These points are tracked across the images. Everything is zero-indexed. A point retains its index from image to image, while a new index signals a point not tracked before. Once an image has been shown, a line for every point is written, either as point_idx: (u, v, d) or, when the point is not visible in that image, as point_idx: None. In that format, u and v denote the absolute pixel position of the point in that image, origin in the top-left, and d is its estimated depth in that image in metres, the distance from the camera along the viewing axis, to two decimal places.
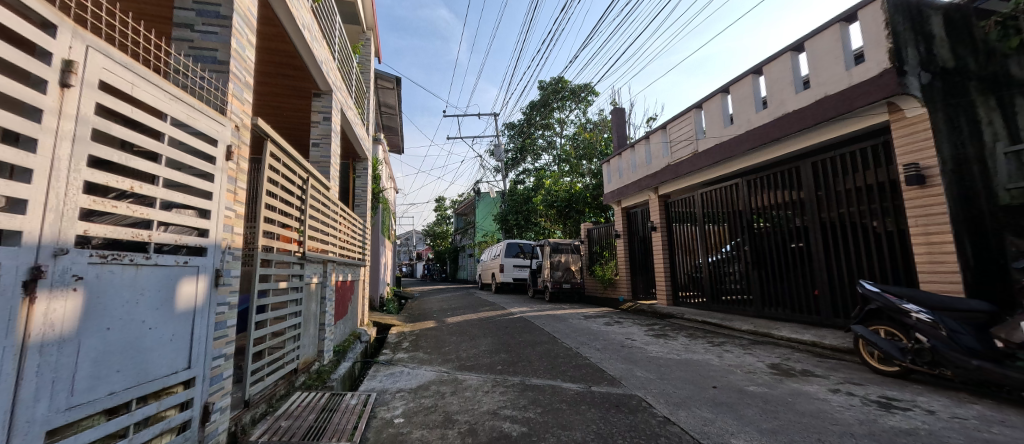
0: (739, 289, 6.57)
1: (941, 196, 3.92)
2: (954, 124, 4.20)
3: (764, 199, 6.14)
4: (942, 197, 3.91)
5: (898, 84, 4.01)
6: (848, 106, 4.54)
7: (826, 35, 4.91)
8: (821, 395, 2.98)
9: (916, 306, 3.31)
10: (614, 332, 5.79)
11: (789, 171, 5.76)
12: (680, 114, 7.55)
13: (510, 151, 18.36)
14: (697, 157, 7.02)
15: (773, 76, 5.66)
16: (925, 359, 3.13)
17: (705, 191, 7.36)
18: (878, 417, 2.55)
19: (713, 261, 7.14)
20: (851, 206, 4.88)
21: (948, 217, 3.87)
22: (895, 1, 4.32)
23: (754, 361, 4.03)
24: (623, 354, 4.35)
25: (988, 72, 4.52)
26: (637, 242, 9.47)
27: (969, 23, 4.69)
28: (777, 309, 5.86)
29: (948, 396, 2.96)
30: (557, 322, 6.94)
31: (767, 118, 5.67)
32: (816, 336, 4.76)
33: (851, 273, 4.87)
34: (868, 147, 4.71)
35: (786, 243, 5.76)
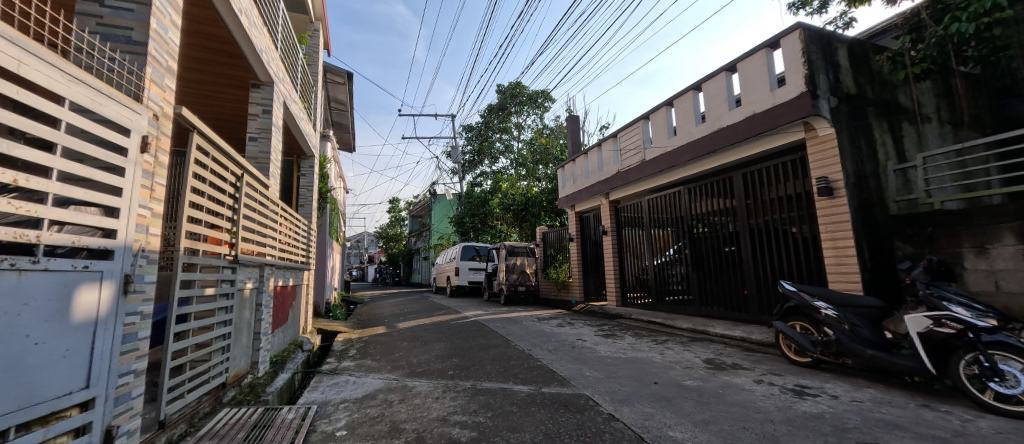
0: (681, 289, 7.02)
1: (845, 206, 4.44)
2: (857, 143, 4.79)
3: (702, 206, 6.62)
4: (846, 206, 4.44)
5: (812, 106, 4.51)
6: (773, 123, 5.03)
7: (755, 58, 5.41)
8: (747, 386, 3.25)
9: (824, 303, 3.72)
10: (566, 333, 5.93)
11: (724, 180, 6.25)
12: (630, 124, 7.95)
13: (468, 154, 18.25)
14: (645, 165, 7.42)
15: (711, 93, 6.14)
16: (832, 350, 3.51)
17: (652, 197, 7.80)
18: (794, 404, 2.83)
19: (658, 264, 7.56)
20: (774, 214, 5.40)
21: (850, 224, 4.40)
22: (810, 33, 4.86)
23: (692, 357, 4.31)
24: (574, 355, 4.47)
25: (882, 99, 5.22)
26: (590, 245, 9.80)
27: (868, 54, 5.36)
28: (713, 308, 6.32)
29: (849, 382, 3.36)
30: (511, 324, 6.98)
31: (705, 131, 6.13)
32: (745, 332, 5.19)
33: (774, 274, 5.38)
34: (789, 160, 5.25)
35: (721, 247, 6.25)
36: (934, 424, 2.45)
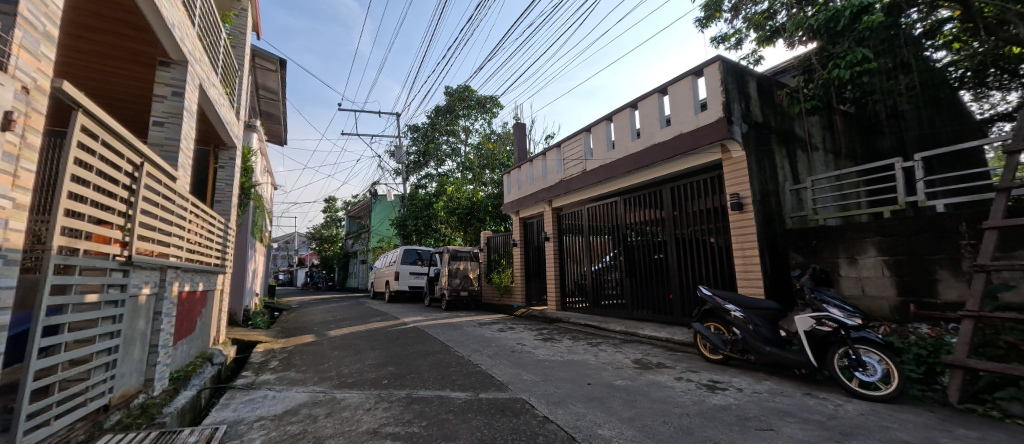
0: (615, 294, 7.42)
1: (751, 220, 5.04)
2: (763, 165, 5.46)
3: (636, 216, 7.08)
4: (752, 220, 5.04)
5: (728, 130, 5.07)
6: (696, 143, 5.55)
7: (683, 83, 5.94)
8: (669, 383, 3.52)
9: (734, 305, 4.15)
10: (506, 338, 5.97)
11: (655, 193, 6.76)
12: (573, 135, 8.30)
13: (413, 154, 17.74)
14: (585, 175, 7.79)
15: (645, 111, 6.62)
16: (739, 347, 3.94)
17: (591, 206, 8.19)
18: (706, 397, 3.13)
19: (596, 269, 7.93)
20: (696, 225, 5.94)
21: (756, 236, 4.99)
22: (728, 65, 5.46)
23: (622, 358, 4.57)
24: (513, 359, 4.51)
25: (784, 128, 6.03)
26: (532, 251, 9.99)
27: (774, 89, 6.17)
28: (643, 311, 6.77)
29: (752, 376, 3.79)
30: (452, 330, 6.86)
31: (639, 147, 6.60)
32: (670, 333, 5.62)
33: (695, 279, 5.90)
34: (709, 177, 5.83)
35: (651, 254, 6.72)
36: (815, 410, 2.84)
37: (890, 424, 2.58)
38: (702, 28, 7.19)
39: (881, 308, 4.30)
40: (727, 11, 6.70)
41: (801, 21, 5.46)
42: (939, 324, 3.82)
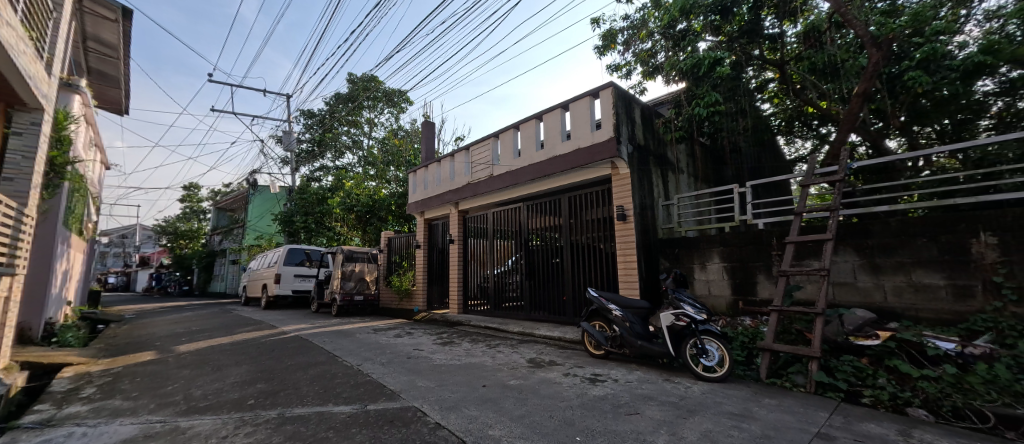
0: (515, 296, 7.68)
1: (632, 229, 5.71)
2: (643, 182, 6.25)
3: (537, 222, 7.44)
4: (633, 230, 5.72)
5: None
6: (591, 158, 6.10)
7: (582, 103, 6.48)
8: (557, 379, 3.76)
9: (615, 305, 4.61)
10: (404, 344, 5.69)
11: (554, 201, 7.20)
12: (481, 139, 8.38)
13: (306, 143, 15.95)
14: (492, 180, 7.94)
15: (549, 124, 7.03)
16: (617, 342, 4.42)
17: (495, 211, 8.35)
18: (588, 390, 3.43)
19: (498, 272, 8.10)
20: (589, 233, 6.49)
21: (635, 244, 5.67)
22: (619, 92, 6.15)
23: (518, 358, 4.74)
24: (408, 366, 4.32)
25: (660, 152, 7.02)
26: (436, 253, 9.77)
27: (654, 117, 7.15)
28: (540, 312, 7.12)
29: (626, 367, 4.28)
30: (342, 338, 6.29)
31: (542, 157, 6.99)
32: (562, 332, 6.02)
33: (585, 282, 6.43)
34: (600, 190, 6.44)
35: (548, 258, 7.10)
36: (672, 393, 3.33)
37: (723, 399, 3.16)
38: (600, 55, 7.95)
39: (721, 304, 5.26)
40: (620, 44, 7.53)
41: (675, 63, 6.54)
42: (758, 317, 4.83)
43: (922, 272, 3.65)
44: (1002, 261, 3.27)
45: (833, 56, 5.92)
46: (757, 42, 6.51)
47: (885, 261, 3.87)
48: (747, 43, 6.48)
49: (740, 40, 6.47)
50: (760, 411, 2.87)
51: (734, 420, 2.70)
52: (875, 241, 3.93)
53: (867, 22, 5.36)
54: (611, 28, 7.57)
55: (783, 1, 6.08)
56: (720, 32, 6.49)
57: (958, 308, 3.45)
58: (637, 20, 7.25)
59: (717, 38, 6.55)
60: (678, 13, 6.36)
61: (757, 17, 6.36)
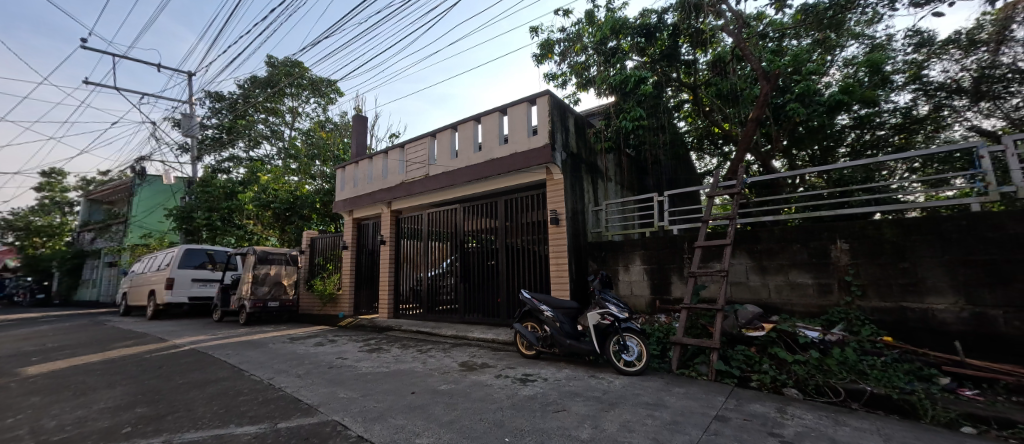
0: (449, 299, 7.55)
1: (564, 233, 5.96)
2: (575, 188, 6.55)
3: (473, 224, 7.41)
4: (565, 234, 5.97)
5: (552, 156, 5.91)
6: (528, 162, 6.24)
7: (520, 108, 6.60)
8: (489, 381, 3.77)
9: (546, 306, 4.75)
10: (325, 353, 5.29)
11: (490, 203, 7.23)
12: (417, 137, 8.14)
13: (212, 129, 14.12)
14: (428, 180, 7.74)
15: (487, 126, 7.06)
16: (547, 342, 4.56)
17: (430, 212, 8.17)
18: (518, 390, 3.48)
19: (432, 275, 7.91)
20: (523, 235, 6.62)
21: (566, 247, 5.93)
22: (555, 101, 6.39)
23: (450, 362, 4.66)
24: (329, 376, 4.02)
25: (592, 160, 7.42)
26: (365, 255, 9.25)
27: (586, 127, 7.55)
28: (474, 314, 7.08)
29: (555, 366, 4.43)
30: (251, 349, 5.65)
31: (480, 159, 6.99)
32: (495, 334, 6.06)
33: (518, 284, 6.55)
34: (535, 194, 6.61)
35: (484, 260, 7.09)
36: (596, 388, 3.53)
37: (640, 391, 3.42)
38: (537, 63, 8.17)
39: (641, 303, 5.69)
40: (556, 54, 7.84)
41: (606, 78, 6.98)
42: (671, 314, 5.31)
43: (796, 272, 4.30)
44: (851, 263, 3.98)
45: (735, 85, 6.74)
46: (675, 66, 7.15)
47: (770, 263, 4.49)
48: (667, 66, 7.12)
49: (660, 63, 7.06)
50: (671, 400, 3.16)
51: (649, 409, 2.93)
52: (763, 245, 4.54)
53: (760, 57, 6.23)
54: (548, 38, 7.84)
55: (697, 31, 6.76)
56: (644, 53, 7.04)
57: (822, 302, 4.13)
58: (572, 33, 7.66)
59: (641, 58, 7.08)
60: (609, 31, 6.96)
61: (675, 43, 6.97)
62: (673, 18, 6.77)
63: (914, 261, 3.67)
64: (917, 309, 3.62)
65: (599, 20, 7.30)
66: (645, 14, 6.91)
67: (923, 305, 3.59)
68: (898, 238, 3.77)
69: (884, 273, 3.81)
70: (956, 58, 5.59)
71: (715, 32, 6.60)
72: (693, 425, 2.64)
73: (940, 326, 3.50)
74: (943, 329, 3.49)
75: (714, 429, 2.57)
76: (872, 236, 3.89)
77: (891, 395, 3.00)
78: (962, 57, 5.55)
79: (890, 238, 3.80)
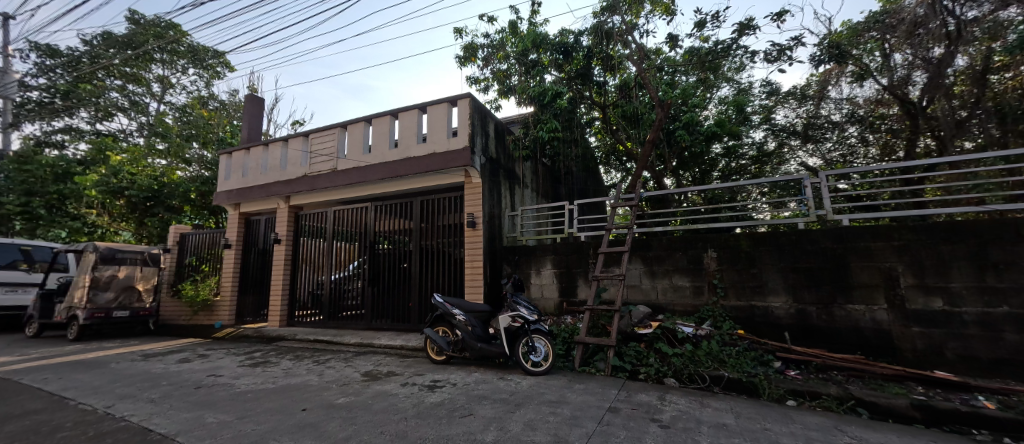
0: (355, 305, 7.00)
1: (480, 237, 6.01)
2: (493, 192, 6.64)
3: (385, 224, 7.01)
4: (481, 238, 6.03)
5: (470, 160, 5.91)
6: (446, 164, 6.13)
7: (440, 108, 6.48)
8: (393, 390, 3.59)
9: (459, 310, 4.68)
10: (193, 370, 4.47)
11: (405, 204, 6.94)
12: (325, 128, 7.45)
13: (38, 91, 11.08)
14: (335, 175, 7.12)
15: (404, 123, 6.77)
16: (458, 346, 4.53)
17: (337, 209, 7.54)
18: (425, 397, 3.38)
19: (336, 279, 7.26)
20: (438, 238, 6.47)
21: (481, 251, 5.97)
22: (476, 105, 6.41)
23: (351, 373, 4.31)
24: (195, 398, 3.41)
25: (510, 166, 7.59)
26: (253, 255, 8.13)
27: (506, 134, 7.72)
28: (382, 320, 6.69)
29: (465, 370, 4.41)
30: (84, 370, 4.53)
31: (395, 157, 6.67)
32: (404, 340, 5.80)
33: (432, 288, 6.37)
34: (453, 196, 6.52)
35: (396, 263, 6.75)
36: (503, 390, 3.59)
37: (544, 390, 3.58)
38: (460, 65, 8.12)
39: (550, 305, 5.97)
40: (479, 59, 7.90)
41: (526, 89, 7.29)
42: (576, 315, 5.67)
43: (678, 276, 4.93)
44: (717, 268, 4.71)
45: (637, 108, 7.50)
46: (589, 85, 7.60)
47: (658, 268, 5.08)
48: (581, 84, 7.54)
49: (576, 80, 7.48)
50: (572, 396, 3.36)
51: (552, 407, 3.08)
52: (653, 252, 5.12)
53: (658, 87, 7.01)
54: (472, 42, 7.86)
55: (607, 57, 7.26)
56: (562, 70, 7.45)
57: (696, 301, 4.80)
58: (495, 41, 7.82)
59: (559, 74, 7.48)
60: (530, 44, 7.28)
61: (589, 64, 7.40)
62: (588, 41, 7.29)
63: (760, 267, 4.47)
64: (761, 306, 4.42)
65: (521, 32, 7.57)
66: (563, 33, 7.34)
67: (765, 303, 4.40)
68: (750, 248, 4.56)
69: (739, 276, 4.57)
70: (793, 107, 7.04)
71: (622, 60, 7.16)
72: (589, 418, 2.83)
73: (776, 320, 4.33)
74: (777, 322, 4.32)
75: (607, 420, 2.79)
76: (732, 246, 4.65)
77: (742, 378, 3.62)
78: (797, 107, 6.98)
79: (745, 247, 4.58)
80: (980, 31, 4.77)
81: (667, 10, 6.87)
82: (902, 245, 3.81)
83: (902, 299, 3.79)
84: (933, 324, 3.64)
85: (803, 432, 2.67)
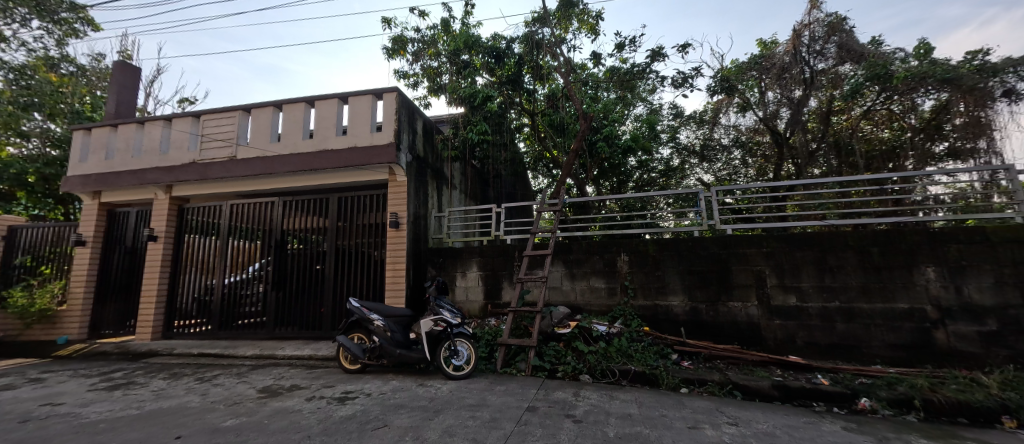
0: (253, 312, 6.22)
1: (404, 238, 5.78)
2: (419, 191, 6.42)
3: (294, 222, 6.36)
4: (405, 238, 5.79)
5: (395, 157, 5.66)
6: (368, 159, 5.77)
7: (364, 100, 6.10)
8: (296, 406, 3.25)
9: (377, 315, 4.43)
10: (20, 400, 3.55)
11: (320, 200, 6.39)
12: (222, 109, 6.53)
13: None
14: (234, 164, 6.28)
15: (321, 112, 6.23)
16: (375, 353, 4.28)
17: (236, 203, 6.66)
18: (333, 411, 3.12)
19: (230, 282, 6.38)
20: (356, 238, 6.06)
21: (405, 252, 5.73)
22: (403, 100, 6.15)
23: (245, 389, 3.81)
24: (21, 436, 2.71)
25: (438, 166, 7.43)
26: (120, 255, 6.80)
27: (435, 132, 7.52)
28: (287, 328, 6.04)
29: (382, 378, 4.18)
30: None
31: (309, 148, 6.10)
32: (313, 350, 5.30)
33: (349, 292, 5.94)
34: (375, 195, 6.16)
35: (306, 265, 6.16)
36: (422, 397, 3.47)
37: (464, 394, 3.54)
38: (388, 57, 7.75)
39: (474, 308, 5.94)
40: (409, 53, 7.63)
41: (456, 89, 7.24)
42: (500, 317, 5.71)
43: (595, 279, 5.26)
44: (629, 271, 5.12)
45: (564, 118, 7.72)
46: (519, 91, 7.67)
47: (577, 271, 5.36)
48: (511, 90, 7.65)
49: (506, 85, 7.56)
50: (492, 399, 3.37)
51: (471, 411, 3.06)
52: (574, 255, 5.40)
53: (583, 100, 7.39)
54: (401, 35, 7.56)
55: (537, 66, 7.45)
56: (493, 74, 7.51)
57: (610, 302, 5.16)
58: (427, 37, 7.68)
59: (490, 78, 7.53)
60: (462, 44, 7.31)
61: (520, 71, 7.53)
62: (519, 49, 7.46)
63: (663, 270, 4.97)
64: (663, 306, 4.90)
65: (454, 31, 7.54)
66: (495, 38, 7.43)
67: (666, 302, 4.90)
68: (656, 252, 5.03)
69: (646, 278, 5.03)
70: (694, 129, 8.02)
71: (551, 71, 7.41)
72: (507, 419, 2.87)
73: (674, 317, 4.84)
74: (676, 319, 4.83)
75: (524, 420, 2.85)
76: (641, 250, 5.09)
77: (646, 371, 3.98)
78: (696, 129, 7.97)
79: (652, 252, 5.04)
80: (825, 81, 5.94)
81: (592, 29, 7.34)
82: (769, 251, 4.54)
83: (768, 297, 4.50)
84: (790, 317, 4.39)
85: (693, 415, 3.01)
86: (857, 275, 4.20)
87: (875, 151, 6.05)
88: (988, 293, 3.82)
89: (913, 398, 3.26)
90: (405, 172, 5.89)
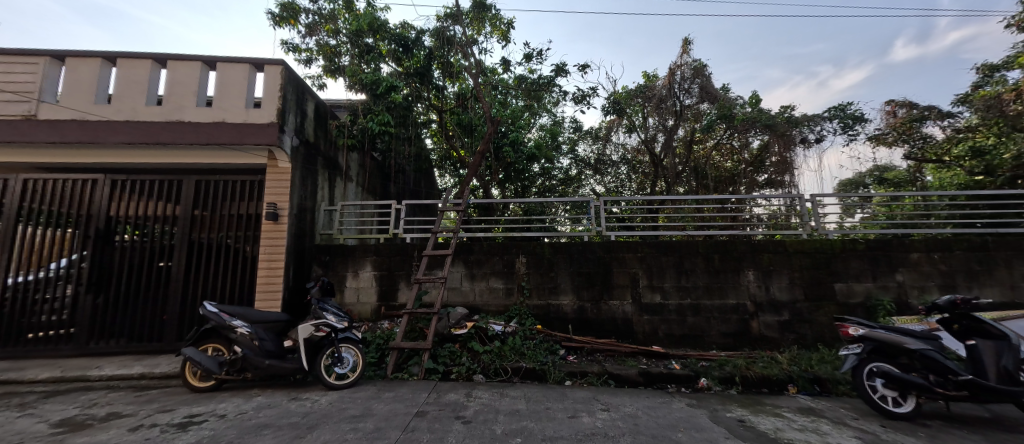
0: (54, 321, 4.78)
1: (284, 232, 5.10)
2: (306, 181, 5.73)
3: (129, 207, 5.10)
4: (284, 233, 5.11)
5: (276, 139, 4.96)
6: (240, 139, 4.95)
7: (238, 69, 5.21)
8: (114, 441, 2.58)
9: (241, 321, 3.78)
10: None
11: (169, 182, 5.23)
12: (18, 52, 4.92)
13: None
14: (34, 126, 4.79)
15: (175, 76, 5.12)
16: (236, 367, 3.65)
17: (36, 179, 5.06)
18: (170, 441, 2.56)
19: (20, 283, 4.82)
20: (218, 231, 5.12)
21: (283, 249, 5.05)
22: (291, 76, 5.43)
23: (31, 425, 2.88)
24: None
25: (331, 155, 6.74)
26: None
27: (328, 118, 6.81)
28: (108, 342, 4.80)
29: (243, 396, 3.59)
30: None
31: (156, 118, 4.96)
32: (147, 366, 4.30)
33: (204, 295, 4.99)
34: (249, 181, 5.29)
35: (144, 261, 4.99)
36: (293, 413, 3.08)
37: (346, 405, 3.26)
38: (273, 24, 6.77)
39: (365, 310, 5.53)
40: (302, 25, 6.80)
41: (357, 74, 6.71)
42: (393, 319, 5.41)
43: (493, 279, 5.35)
44: (526, 272, 5.34)
45: (472, 119, 7.67)
46: (427, 86, 7.35)
47: (477, 271, 5.39)
48: (418, 83, 7.31)
49: (413, 78, 7.22)
50: (378, 407, 3.17)
51: (352, 422, 2.82)
52: (474, 256, 5.43)
53: (491, 103, 7.47)
54: (292, 2, 6.69)
55: (448, 63, 7.28)
56: (400, 63, 7.11)
57: (507, 301, 5.31)
58: (324, 10, 6.97)
59: (396, 67, 7.12)
60: (366, 26, 6.81)
61: (429, 64, 7.20)
62: (429, 42, 7.20)
63: (556, 271, 5.31)
64: (554, 305, 5.23)
65: (358, 11, 6.98)
66: (404, 27, 7.08)
67: (557, 301, 5.24)
68: (551, 254, 5.35)
69: (541, 279, 5.31)
70: (589, 143, 8.76)
71: (461, 70, 7.29)
72: (392, 428, 2.72)
73: (563, 315, 5.21)
74: (565, 316, 5.20)
75: (412, 426, 2.74)
76: (537, 252, 5.35)
77: (536, 368, 4.19)
78: (591, 144, 8.75)
79: (547, 254, 5.35)
80: (690, 115, 7.12)
81: (503, 35, 7.49)
82: (642, 255, 5.20)
83: (640, 295, 5.14)
84: (655, 312, 5.09)
85: (573, 405, 3.27)
86: (704, 276, 5.08)
87: (723, 176, 7.39)
88: (786, 291, 4.97)
89: (735, 375, 4.06)
90: (287, 157, 5.20)
